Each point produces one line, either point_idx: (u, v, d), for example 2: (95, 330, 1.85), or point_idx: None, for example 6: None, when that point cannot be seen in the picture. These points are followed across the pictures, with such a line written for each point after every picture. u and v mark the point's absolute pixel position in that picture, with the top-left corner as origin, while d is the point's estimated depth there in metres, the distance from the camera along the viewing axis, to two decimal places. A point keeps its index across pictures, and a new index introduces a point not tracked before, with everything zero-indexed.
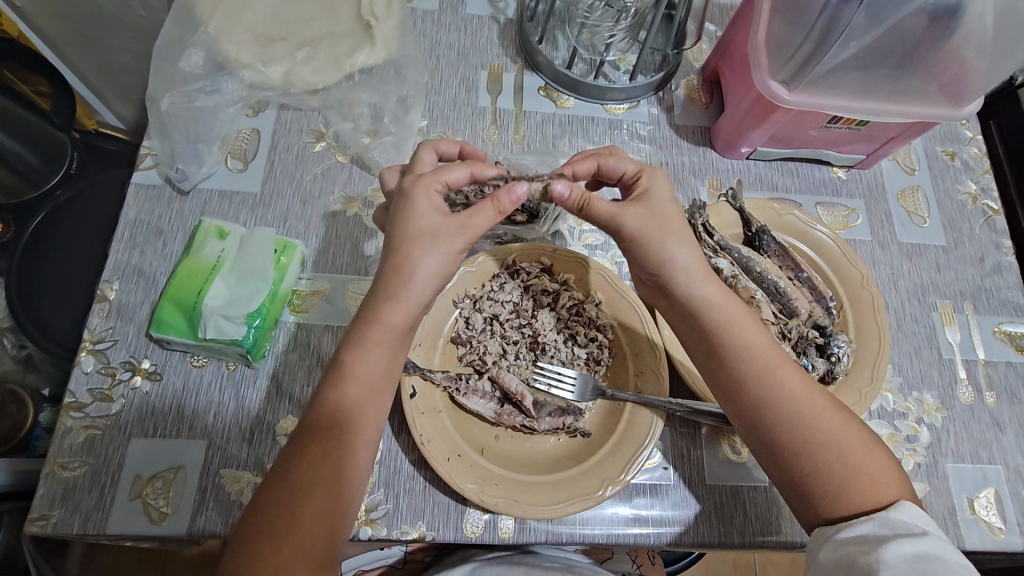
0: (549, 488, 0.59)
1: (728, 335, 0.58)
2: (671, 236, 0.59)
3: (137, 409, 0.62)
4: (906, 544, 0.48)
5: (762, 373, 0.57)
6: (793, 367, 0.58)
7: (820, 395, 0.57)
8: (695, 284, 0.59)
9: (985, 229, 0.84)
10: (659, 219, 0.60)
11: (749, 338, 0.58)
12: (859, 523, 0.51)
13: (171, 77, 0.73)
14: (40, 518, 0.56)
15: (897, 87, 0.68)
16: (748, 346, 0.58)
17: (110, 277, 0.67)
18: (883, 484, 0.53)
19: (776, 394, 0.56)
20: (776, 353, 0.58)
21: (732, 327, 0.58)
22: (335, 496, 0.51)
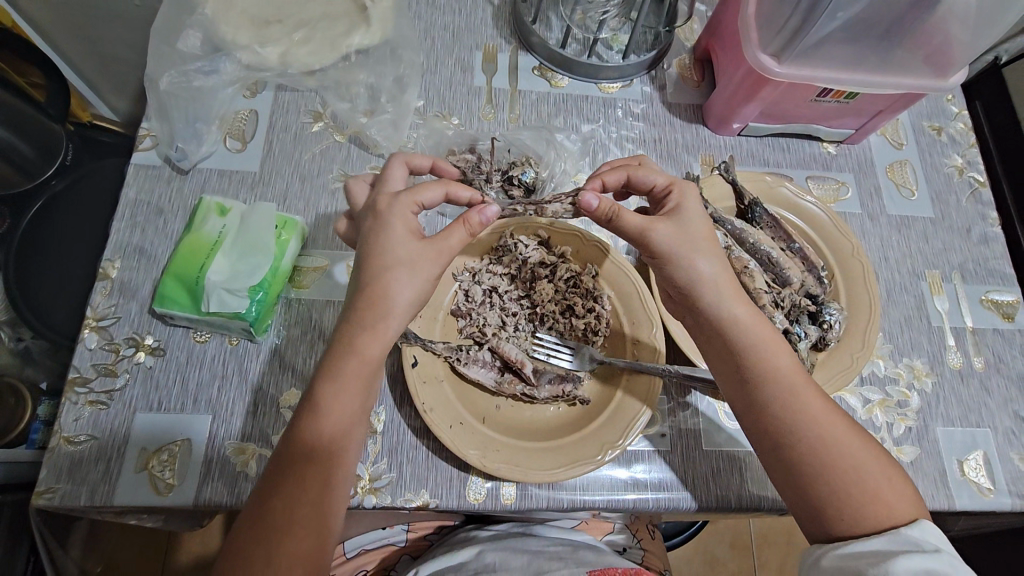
0: (550, 454, 0.60)
1: (753, 355, 0.59)
2: (699, 254, 0.60)
3: (141, 384, 0.63)
4: (915, 560, 0.49)
5: (785, 395, 0.58)
6: (815, 389, 0.59)
7: (840, 418, 0.58)
8: (712, 274, 0.60)
9: (972, 201, 0.86)
10: (689, 234, 0.61)
11: (775, 360, 0.59)
12: (870, 539, 0.52)
13: (169, 58, 0.73)
14: (47, 490, 0.57)
15: (884, 58, 0.69)
16: (773, 366, 0.58)
17: (112, 256, 0.68)
18: (897, 503, 0.54)
19: (800, 415, 0.57)
20: (800, 372, 0.59)
21: (758, 346, 0.59)
22: (330, 492, 0.51)
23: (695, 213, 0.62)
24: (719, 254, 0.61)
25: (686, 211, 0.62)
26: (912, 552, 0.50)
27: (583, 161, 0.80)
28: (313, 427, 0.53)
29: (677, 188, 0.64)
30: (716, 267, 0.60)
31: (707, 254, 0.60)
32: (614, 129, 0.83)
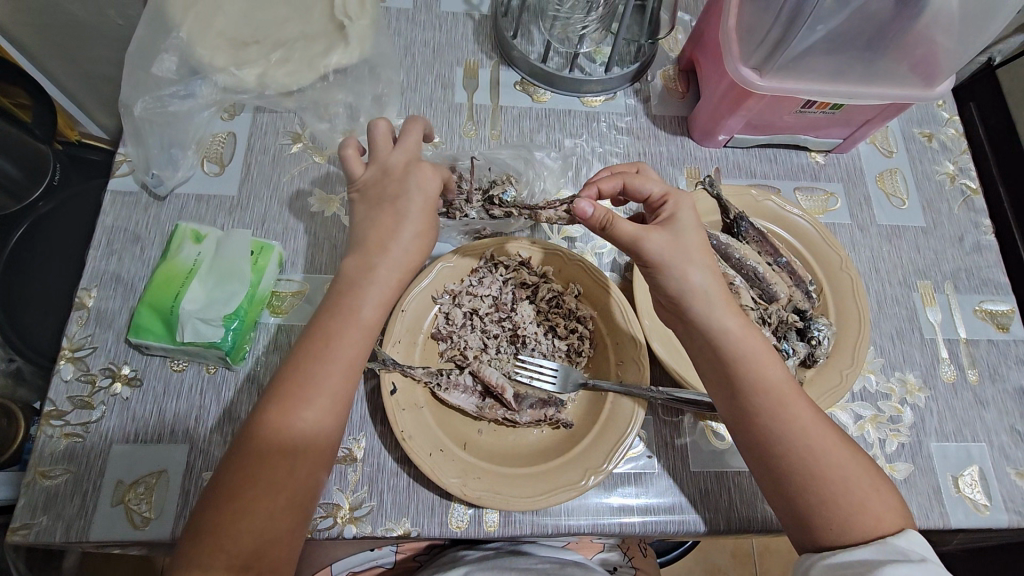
0: (532, 479, 0.59)
1: (742, 366, 0.57)
2: (692, 264, 0.58)
3: (118, 415, 0.62)
4: (904, 569, 0.49)
5: (773, 406, 0.56)
6: (805, 400, 0.57)
7: (830, 429, 0.56)
8: (700, 280, 0.58)
9: (964, 209, 0.84)
10: (683, 245, 0.59)
11: (764, 371, 0.57)
12: (858, 549, 0.52)
13: (143, 82, 0.72)
14: (23, 527, 0.56)
15: (869, 68, 0.68)
16: (764, 377, 0.57)
17: (88, 284, 0.67)
18: (884, 516, 0.54)
19: (791, 427, 0.56)
20: (790, 383, 0.57)
21: (750, 357, 0.57)
22: (290, 497, 0.50)
23: (687, 220, 0.60)
24: (711, 265, 0.59)
25: (678, 220, 0.60)
26: (900, 561, 0.50)
27: (565, 176, 0.79)
28: (287, 421, 0.52)
29: (674, 197, 0.62)
30: (706, 276, 0.58)
31: (699, 265, 0.58)
32: (598, 144, 0.82)
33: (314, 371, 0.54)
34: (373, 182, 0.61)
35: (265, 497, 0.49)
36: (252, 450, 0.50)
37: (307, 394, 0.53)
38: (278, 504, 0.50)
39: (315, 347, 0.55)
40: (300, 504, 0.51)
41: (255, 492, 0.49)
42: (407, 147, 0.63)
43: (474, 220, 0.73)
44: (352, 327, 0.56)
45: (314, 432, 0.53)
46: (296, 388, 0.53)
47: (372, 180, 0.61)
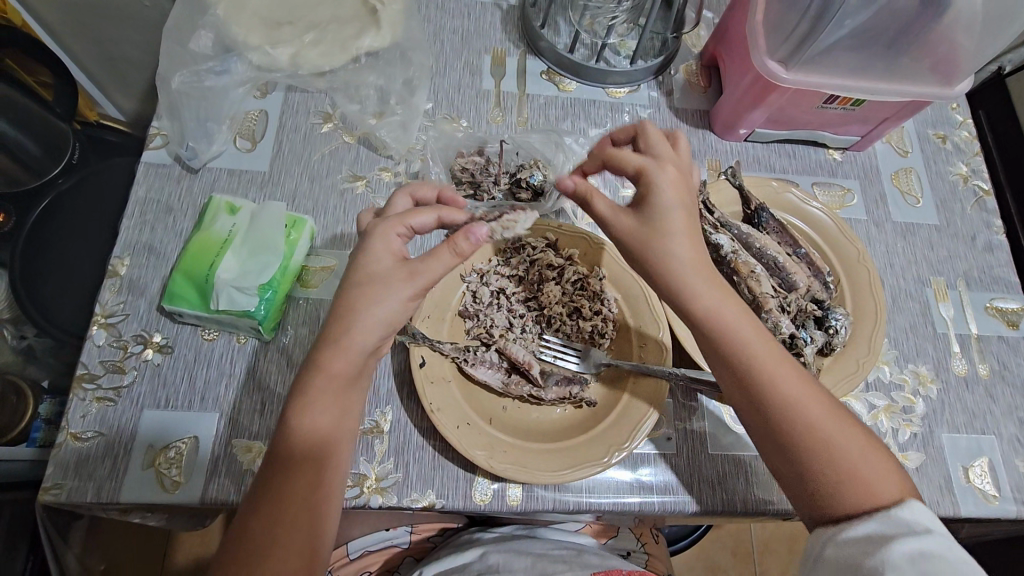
0: (554, 453, 0.60)
1: (724, 337, 0.56)
2: (665, 239, 0.56)
3: (149, 380, 0.63)
4: (911, 543, 0.48)
5: (758, 376, 0.55)
6: (792, 366, 0.56)
7: (820, 396, 0.55)
8: (677, 249, 0.56)
9: (977, 210, 0.86)
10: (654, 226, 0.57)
11: (749, 341, 0.56)
12: (862, 522, 0.51)
13: (181, 57, 0.74)
14: (55, 487, 0.57)
15: (892, 66, 0.70)
16: (749, 347, 0.56)
17: (121, 254, 0.68)
18: (879, 484, 0.52)
19: (792, 410, 0.54)
20: (774, 350, 0.56)
21: (747, 342, 0.56)
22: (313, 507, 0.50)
23: (670, 198, 0.57)
24: (688, 233, 0.57)
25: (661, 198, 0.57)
26: (906, 536, 0.48)
27: None
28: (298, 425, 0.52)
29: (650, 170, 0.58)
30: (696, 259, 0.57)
31: (675, 240, 0.56)
32: None
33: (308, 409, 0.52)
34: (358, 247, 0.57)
35: (286, 529, 0.49)
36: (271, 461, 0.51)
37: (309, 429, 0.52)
38: (297, 516, 0.49)
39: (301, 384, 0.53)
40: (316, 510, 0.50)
41: (281, 525, 0.48)
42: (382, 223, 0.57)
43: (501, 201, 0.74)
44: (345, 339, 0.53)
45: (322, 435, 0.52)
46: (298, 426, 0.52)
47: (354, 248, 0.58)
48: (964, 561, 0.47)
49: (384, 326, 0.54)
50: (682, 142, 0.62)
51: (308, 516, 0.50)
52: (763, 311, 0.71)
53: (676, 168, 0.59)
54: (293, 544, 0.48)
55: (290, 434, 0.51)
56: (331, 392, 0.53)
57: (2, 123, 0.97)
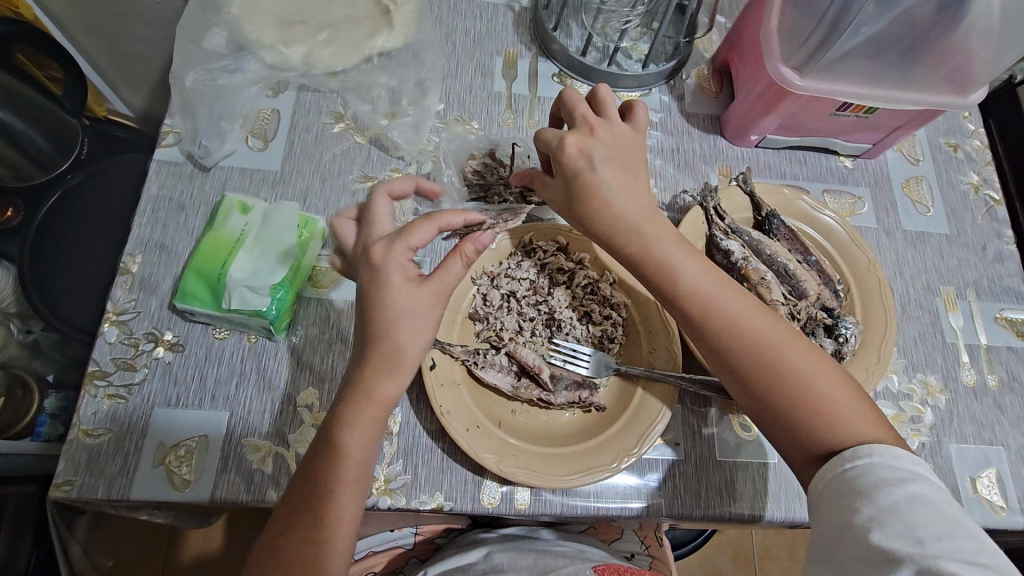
0: (563, 457, 0.61)
1: (673, 284, 0.58)
2: (602, 191, 0.59)
3: (161, 378, 0.63)
4: (895, 491, 0.47)
5: (710, 317, 0.57)
6: (745, 305, 0.58)
7: (775, 332, 0.57)
8: (613, 200, 0.59)
9: (987, 219, 0.86)
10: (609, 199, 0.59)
11: (698, 283, 0.58)
12: (844, 470, 0.50)
13: (194, 55, 0.74)
14: (66, 483, 0.57)
15: (906, 75, 0.70)
16: (697, 289, 0.58)
17: (133, 251, 0.68)
18: (842, 415, 0.53)
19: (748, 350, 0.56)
20: (723, 291, 0.58)
21: (707, 289, 0.58)
22: (321, 522, 0.50)
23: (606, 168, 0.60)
24: (624, 183, 0.60)
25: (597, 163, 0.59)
26: (890, 482, 0.48)
27: None
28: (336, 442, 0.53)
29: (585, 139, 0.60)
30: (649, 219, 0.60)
31: (613, 193, 0.59)
32: None
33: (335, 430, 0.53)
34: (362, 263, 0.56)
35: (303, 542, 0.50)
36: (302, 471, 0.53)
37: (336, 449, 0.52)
38: (306, 527, 0.50)
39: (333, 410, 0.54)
40: (320, 527, 0.50)
41: (292, 533, 0.50)
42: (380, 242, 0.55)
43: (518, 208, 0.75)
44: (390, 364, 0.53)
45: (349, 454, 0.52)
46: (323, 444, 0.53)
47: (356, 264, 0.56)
48: (949, 509, 0.47)
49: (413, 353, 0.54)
50: (637, 114, 0.65)
51: (312, 529, 0.50)
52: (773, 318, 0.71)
53: (614, 135, 0.61)
54: (297, 552, 0.50)
55: (321, 455, 0.53)
56: (365, 419, 0.53)
57: (7, 114, 0.96)
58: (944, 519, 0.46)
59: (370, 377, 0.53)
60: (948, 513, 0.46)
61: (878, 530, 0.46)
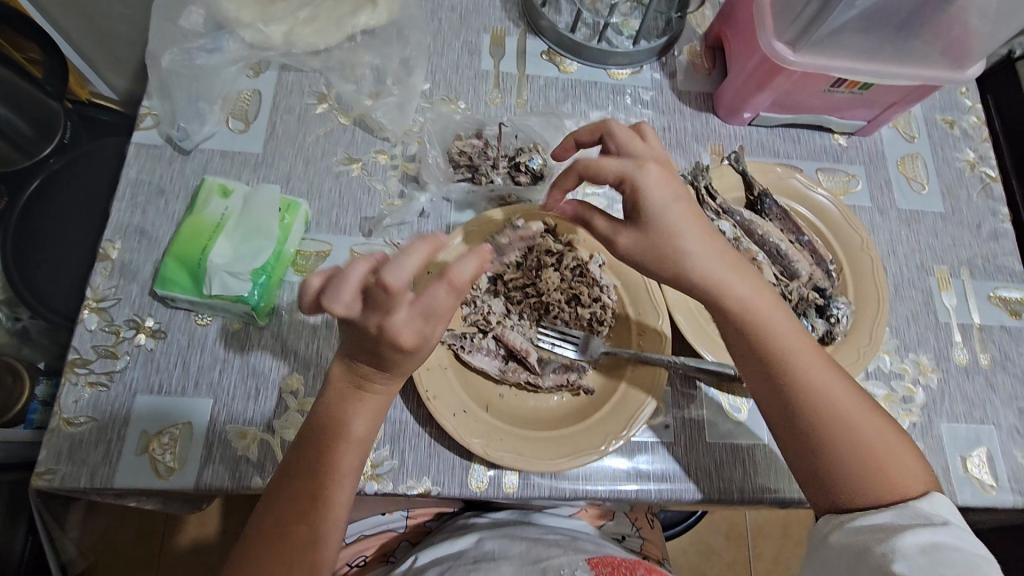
0: (552, 441, 0.60)
1: (755, 328, 0.57)
2: (679, 251, 0.56)
3: (143, 366, 0.62)
4: (923, 534, 0.49)
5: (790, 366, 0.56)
6: (821, 362, 0.57)
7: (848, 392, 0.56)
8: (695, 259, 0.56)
9: (983, 196, 0.85)
10: (654, 241, 0.56)
11: (779, 332, 0.57)
12: (878, 513, 0.52)
13: (171, 34, 0.72)
14: (48, 472, 0.57)
15: (902, 49, 0.68)
16: (779, 339, 0.57)
17: (112, 237, 0.67)
18: (901, 482, 0.54)
19: (806, 382, 0.56)
20: (804, 345, 0.57)
21: (779, 331, 0.57)
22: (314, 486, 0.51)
23: (663, 199, 0.55)
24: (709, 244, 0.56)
25: (657, 200, 0.55)
26: (921, 526, 0.50)
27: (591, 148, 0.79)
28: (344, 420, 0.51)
29: (633, 177, 0.55)
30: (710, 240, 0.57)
31: (697, 251, 0.56)
32: (623, 117, 0.81)
33: (331, 469, 0.51)
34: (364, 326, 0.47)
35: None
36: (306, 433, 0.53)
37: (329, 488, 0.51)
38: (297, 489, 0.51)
39: (322, 443, 0.52)
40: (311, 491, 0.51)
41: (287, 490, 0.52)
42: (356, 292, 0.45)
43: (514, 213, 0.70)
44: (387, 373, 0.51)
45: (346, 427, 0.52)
46: (316, 480, 0.51)
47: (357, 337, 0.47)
48: (976, 557, 0.48)
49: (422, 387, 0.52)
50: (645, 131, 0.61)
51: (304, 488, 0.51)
52: None
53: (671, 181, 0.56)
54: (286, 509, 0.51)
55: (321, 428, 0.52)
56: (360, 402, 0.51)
57: None
58: (970, 564, 0.47)
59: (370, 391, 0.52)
60: (973, 560, 0.48)
61: (898, 561, 0.48)
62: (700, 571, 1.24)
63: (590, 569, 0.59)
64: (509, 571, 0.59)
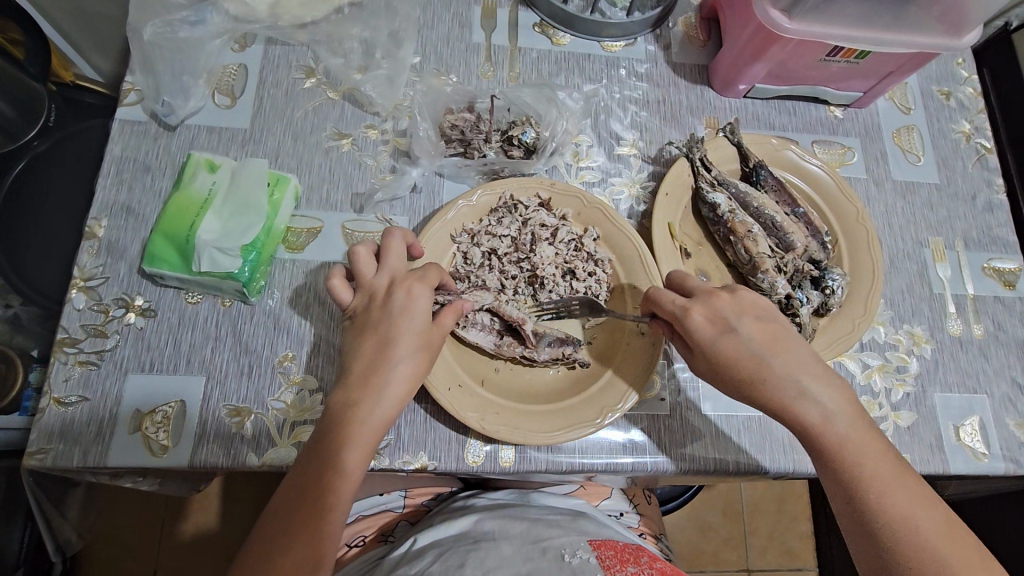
0: (549, 415, 0.60)
1: (812, 420, 0.54)
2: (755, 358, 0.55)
3: (134, 345, 0.61)
4: None
5: (853, 459, 0.53)
6: (886, 456, 0.53)
7: (915, 487, 0.52)
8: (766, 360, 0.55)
9: (978, 167, 0.84)
10: (716, 377, 0.57)
11: (837, 422, 0.54)
12: None
13: (153, 6, 0.70)
14: (39, 451, 0.56)
15: (898, 16, 0.67)
16: (839, 430, 0.53)
17: (98, 215, 0.66)
18: None
19: (870, 478, 0.52)
20: (864, 432, 0.54)
21: (838, 422, 0.54)
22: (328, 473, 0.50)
23: (714, 335, 0.56)
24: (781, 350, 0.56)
25: (709, 342, 0.56)
26: None
27: (585, 121, 0.77)
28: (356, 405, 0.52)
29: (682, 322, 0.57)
30: (784, 355, 0.56)
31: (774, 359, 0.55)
32: (616, 90, 0.80)
33: (334, 484, 0.50)
34: (383, 289, 0.56)
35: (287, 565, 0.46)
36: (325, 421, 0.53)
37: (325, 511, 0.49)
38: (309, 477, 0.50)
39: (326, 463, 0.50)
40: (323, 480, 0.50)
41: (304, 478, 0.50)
42: (394, 269, 0.58)
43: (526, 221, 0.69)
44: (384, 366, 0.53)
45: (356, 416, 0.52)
46: (311, 509, 0.49)
47: (360, 309, 0.56)
48: None
49: (406, 386, 0.53)
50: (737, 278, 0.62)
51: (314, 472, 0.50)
52: (761, 271, 0.70)
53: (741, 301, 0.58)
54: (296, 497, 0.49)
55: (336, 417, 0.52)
56: (359, 395, 0.52)
57: None
58: None
59: (372, 389, 0.52)
60: None
61: None
62: (695, 545, 1.25)
63: (593, 551, 0.59)
64: (509, 551, 0.58)
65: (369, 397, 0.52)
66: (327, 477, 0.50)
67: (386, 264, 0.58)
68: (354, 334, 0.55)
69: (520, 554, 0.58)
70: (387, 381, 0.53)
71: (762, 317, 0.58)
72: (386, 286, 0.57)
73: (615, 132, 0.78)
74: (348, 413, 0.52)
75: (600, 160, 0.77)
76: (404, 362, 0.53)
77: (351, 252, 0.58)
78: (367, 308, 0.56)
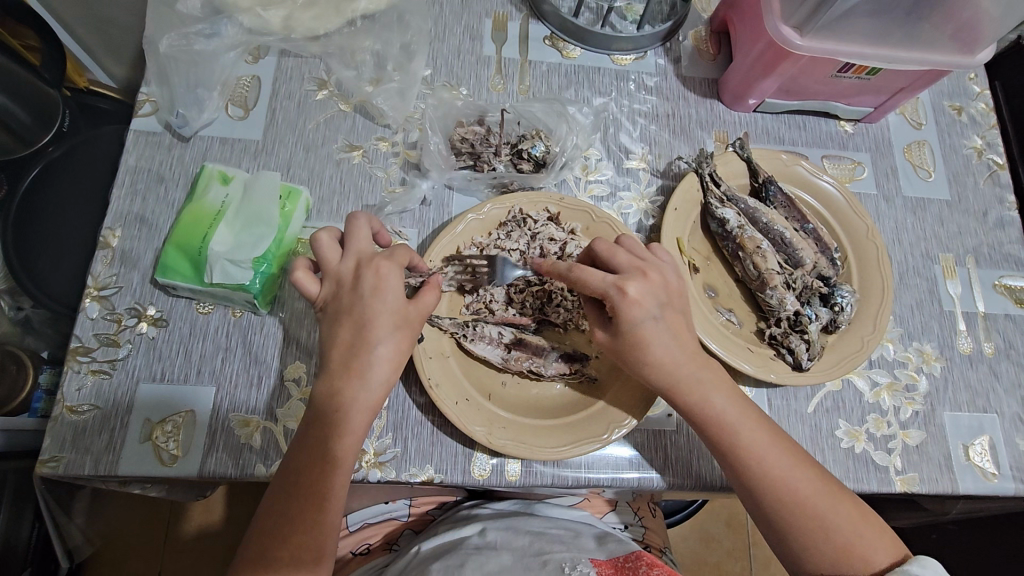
0: (558, 429, 0.60)
1: (696, 404, 0.58)
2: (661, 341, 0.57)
3: (145, 354, 0.62)
4: None
5: (736, 437, 0.57)
6: (763, 429, 0.58)
7: (790, 454, 0.57)
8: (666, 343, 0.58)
9: (990, 184, 0.84)
10: (622, 351, 0.59)
11: (716, 404, 0.58)
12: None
13: (169, 18, 0.70)
14: (52, 459, 0.57)
15: (910, 33, 0.67)
16: (719, 411, 0.58)
17: (112, 224, 0.67)
18: (869, 552, 0.54)
19: (750, 453, 0.57)
20: (740, 411, 0.58)
21: (718, 404, 0.58)
22: (319, 464, 0.52)
23: (642, 316, 0.57)
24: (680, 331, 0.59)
25: (637, 322, 0.57)
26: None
27: (595, 135, 0.78)
28: (346, 394, 0.53)
29: (616, 301, 0.57)
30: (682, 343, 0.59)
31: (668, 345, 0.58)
32: (626, 103, 0.80)
33: (327, 475, 0.52)
34: (349, 273, 0.56)
35: (287, 552, 0.50)
36: (313, 411, 0.54)
37: (325, 503, 0.51)
38: (295, 468, 0.52)
39: (318, 453, 0.52)
40: (312, 471, 0.52)
41: (297, 470, 0.52)
42: (361, 251, 0.57)
43: (532, 232, 0.69)
44: (366, 350, 0.53)
45: (344, 403, 0.53)
46: (305, 498, 0.51)
47: (330, 296, 0.56)
48: None
49: (389, 364, 0.54)
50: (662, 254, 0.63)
51: (302, 463, 0.52)
52: (769, 288, 0.70)
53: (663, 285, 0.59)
54: (286, 489, 0.52)
55: (324, 408, 0.53)
56: (345, 380, 0.53)
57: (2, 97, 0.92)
58: None
59: (355, 374, 0.53)
60: None
61: None
62: (700, 558, 1.25)
63: (593, 567, 0.59)
64: (509, 559, 0.59)
65: (354, 383, 0.53)
66: (324, 471, 0.52)
67: (350, 248, 0.57)
68: (330, 320, 0.55)
69: (521, 564, 0.58)
70: (369, 364, 0.53)
71: (674, 312, 0.59)
72: (351, 271, 0.56)
73: (624, 145, 0.78)
74: (338, 401, 0.53)
75: (609, 173, 0.77)
76: (384, 343, 0.54)
77: (313, 240, 0.57)
78: (339, 292, 0.56)
